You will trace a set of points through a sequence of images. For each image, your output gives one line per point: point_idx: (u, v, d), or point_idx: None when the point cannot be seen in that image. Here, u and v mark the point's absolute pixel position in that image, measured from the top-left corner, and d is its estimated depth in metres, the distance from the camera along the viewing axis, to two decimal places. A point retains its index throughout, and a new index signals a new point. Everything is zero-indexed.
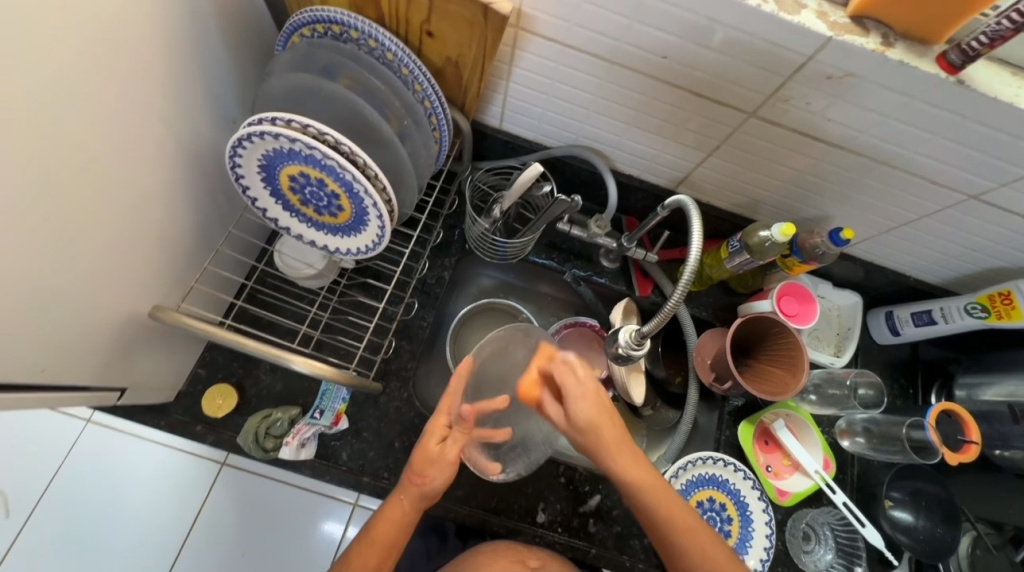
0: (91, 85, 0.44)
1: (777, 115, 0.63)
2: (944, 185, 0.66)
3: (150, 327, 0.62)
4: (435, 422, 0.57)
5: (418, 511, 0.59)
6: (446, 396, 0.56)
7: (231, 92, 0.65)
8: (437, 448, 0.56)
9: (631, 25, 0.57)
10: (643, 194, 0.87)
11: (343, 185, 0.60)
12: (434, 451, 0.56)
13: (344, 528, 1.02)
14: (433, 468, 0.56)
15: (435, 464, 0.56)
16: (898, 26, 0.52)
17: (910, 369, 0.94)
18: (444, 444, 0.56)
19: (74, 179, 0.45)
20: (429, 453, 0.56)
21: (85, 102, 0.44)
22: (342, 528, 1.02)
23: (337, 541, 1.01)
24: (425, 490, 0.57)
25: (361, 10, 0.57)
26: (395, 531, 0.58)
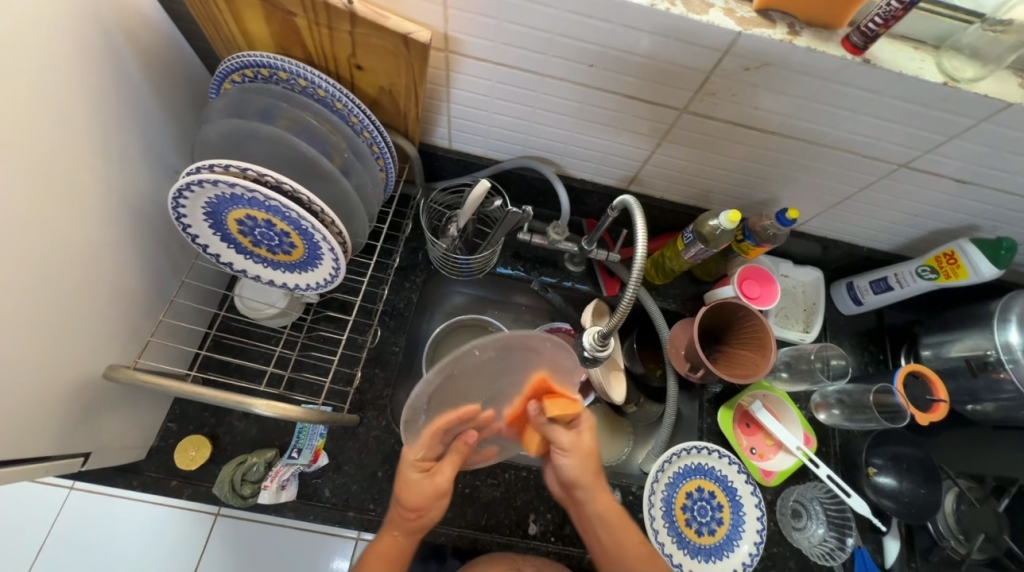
0: (13, 152, 0.44)
1: (708, 109, 0.66)
2: (875, 158, 0.69)
3: (110, 387, 0.61)
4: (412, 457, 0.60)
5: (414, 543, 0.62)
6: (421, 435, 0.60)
7: (170, 143, 0.65)
8: (415, 479, 0.59)
9: (553, 39, 0.59)
10: (597, 196, 0.88)
11: (291, 224, 0.60)
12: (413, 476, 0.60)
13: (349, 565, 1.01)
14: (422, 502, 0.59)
15: (421, 499, 0.59)
16: (802, 15, 0.54)
17: (878, 336, 0.96)
18: (423, 476, 0.60)
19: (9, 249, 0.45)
20: (414, 479, 0.59)
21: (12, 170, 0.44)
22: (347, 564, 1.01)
23: None
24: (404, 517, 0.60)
25: (288, 51, 0.59)
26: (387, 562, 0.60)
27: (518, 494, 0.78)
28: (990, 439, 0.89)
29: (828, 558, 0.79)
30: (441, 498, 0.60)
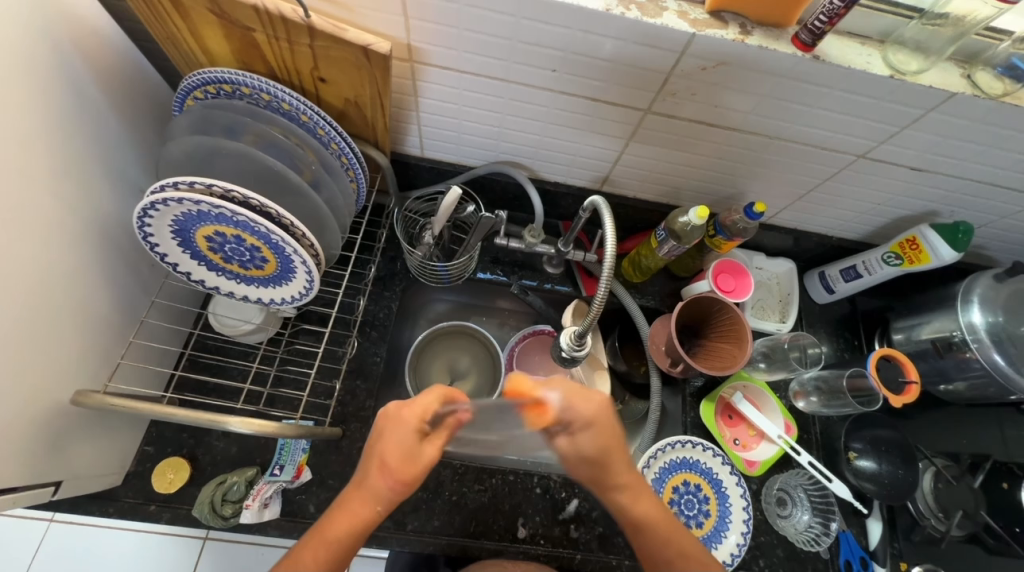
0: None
1: (671, 108, 0.67)
2: (835, 150, 0.71)
3: (79, 413, 0.60)
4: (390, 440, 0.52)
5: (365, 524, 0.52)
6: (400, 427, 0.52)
7: (134, 161, 0.64)
8: (410, 449, 0.51)
9: (515, 46, 0.60)
10: (571, 198, 0.90)
11: (261, 238, 0.60)
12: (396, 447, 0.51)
13: None
14: (417, 471, 0.52)
15: (413, 471, 0.51)
16: (752, 15, 0.56)
17: (852, 323, 0.98)
18: (419, 448, 0.52)
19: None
20: (401, 444, 0.51)
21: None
22: None
23: None
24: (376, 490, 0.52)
25: (250, 66, 0.59)
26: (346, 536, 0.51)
27: (506, 499, 0.78)
28: (963, 418, 0.92)
29: (813, 543, 0.80)
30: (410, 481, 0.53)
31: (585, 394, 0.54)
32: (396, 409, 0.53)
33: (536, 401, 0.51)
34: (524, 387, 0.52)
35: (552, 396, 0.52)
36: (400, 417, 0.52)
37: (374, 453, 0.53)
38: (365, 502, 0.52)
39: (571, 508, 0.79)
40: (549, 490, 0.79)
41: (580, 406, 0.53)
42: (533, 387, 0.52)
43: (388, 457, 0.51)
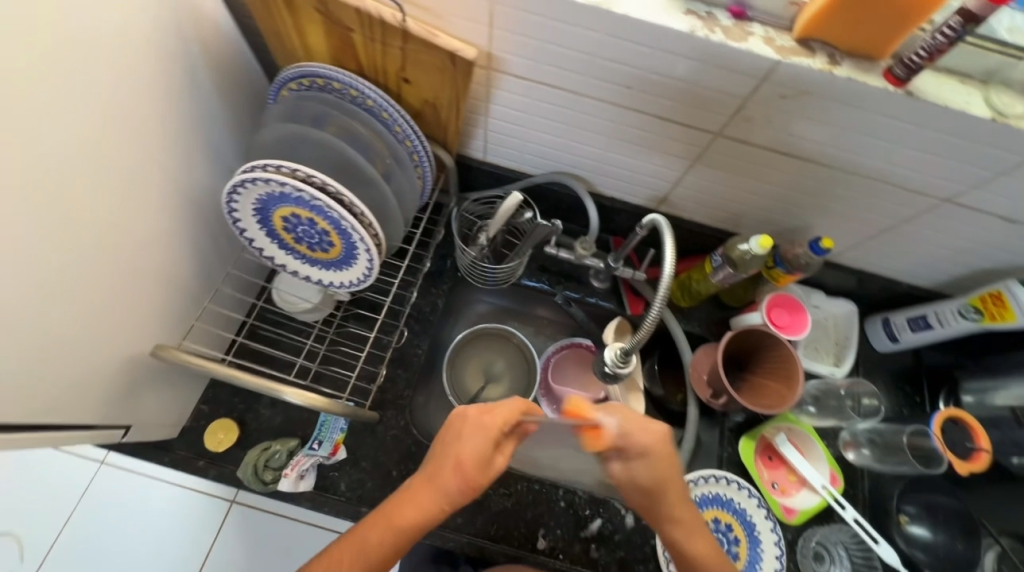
0: (93, 140, 0.48)
1: (743, 134, 0.66)
2: (916, 190, 0.67)
3: (153, 365, 0.65)
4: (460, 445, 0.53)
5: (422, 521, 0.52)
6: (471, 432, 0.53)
7: (228, 141, 0.70)
8: (484, 455, 0.52)
9: (593, 61, 0.61)
10: (625, 215, 0.89)
11: (333, 223, 0.63)
12: (467, 448, 0.52)
13: None
14: (483, 477, 0.52)
15: (482, 478, 0.52)
16: (843, 46, 0.55)
17: (915, 377, 0.92)
18: (492, 455, 0.53)
19: (75, 228, 0.49)
20: (477, 444, 0.52)
21: (88, 156, 0.48)
22: None
23: None
24: (443, 492, 0.52)
25: (343, 63, 0.63)
26: (405, 533, 0.51)
27: (529, 507, 0.78)
28: None
29: None
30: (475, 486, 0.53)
31: (646, 423, 0.58)
32: (474, 411, 0.54)
33: (593, 424, 0.57)
34: (583, 410, 0.58)
35: (606, 420, 0.56)
36: (476, 424, 0.53)
37: (445, 454, 0.53)
38: (433, 500, 0.52)
39: (594, 526, 0.78)
40: (573, 505, 0.78)
41: (637, 434, 0.57)
42: (591, 409, 0.58)
43: (463, 458, 0.51)
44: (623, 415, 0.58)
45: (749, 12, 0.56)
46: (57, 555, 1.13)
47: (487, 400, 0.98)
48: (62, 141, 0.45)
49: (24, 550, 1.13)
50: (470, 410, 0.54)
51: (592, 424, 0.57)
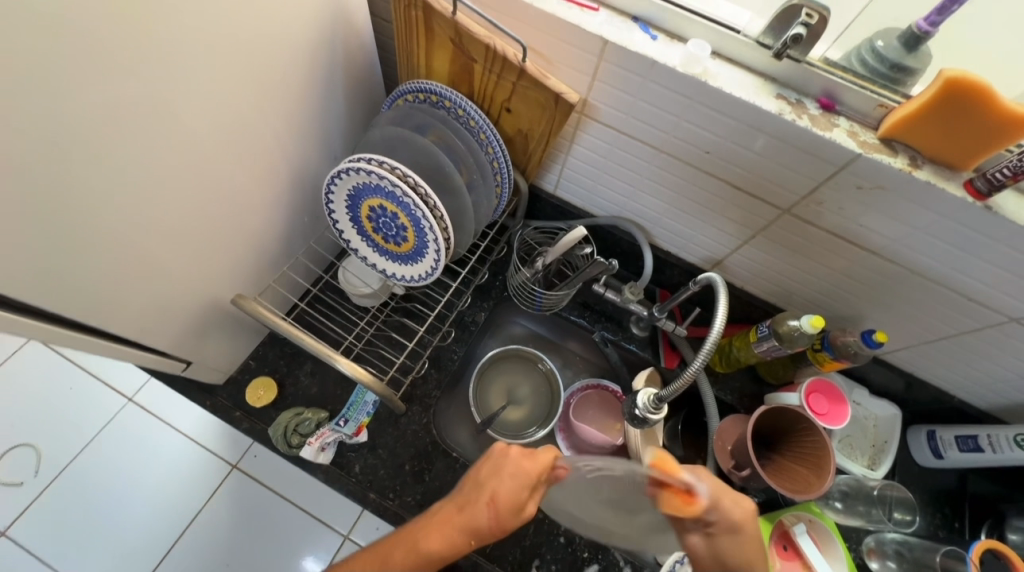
0: (238, 106, 0.56)
1: (811, 215, 0.68)
2: (981, 303, 0.67)
3: (225, 312, 0.72)
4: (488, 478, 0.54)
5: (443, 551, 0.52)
6: (502, 467, 0.54)
7: (340, 133, 0.79)
8: (519, 497, 0.52)
9: (680, 123, 0.66)
10: (677, 270, 0.92)
11: (413, 220, 0.69)
12: (501, 484, 0.53)
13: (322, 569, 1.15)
14: (512, 518, 0.52)
15: (509, 519, 0.52)
16: (926, 152, 0.57)
17: (956, 501, 0.86)
18: (527, 498, 0.53)
19: (202, 174, 0.56)
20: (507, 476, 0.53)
21: (230, 117, 0.56)
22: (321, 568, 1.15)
23: None
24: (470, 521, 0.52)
25: (456, 85, 0.71)
26: (432, 554, 0.52)
27: (528, 535, 0.77)
28: None
29: None
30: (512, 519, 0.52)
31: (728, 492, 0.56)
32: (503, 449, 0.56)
33: (682, 486, 0.53)
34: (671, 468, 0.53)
35: (701, 487, 0.53)
36: (508, 454, 0.55)
37: (480, 488, 0.54)
38: (463, 523, 0.53)
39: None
40: (571, 544, 0.77)
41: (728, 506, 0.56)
42: (679, 470, 0.54)
43: (499, 495, 0.52)
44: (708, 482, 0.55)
45: (838, 105, 0.60)
46: (70, 474, 1.20)
47: (505, 421, 0.98)
48: (216, 102, 0.53)
49: (40, 465, 1.20)
50: (504, 447, 0.56)
51: (680, 488, 0.53)
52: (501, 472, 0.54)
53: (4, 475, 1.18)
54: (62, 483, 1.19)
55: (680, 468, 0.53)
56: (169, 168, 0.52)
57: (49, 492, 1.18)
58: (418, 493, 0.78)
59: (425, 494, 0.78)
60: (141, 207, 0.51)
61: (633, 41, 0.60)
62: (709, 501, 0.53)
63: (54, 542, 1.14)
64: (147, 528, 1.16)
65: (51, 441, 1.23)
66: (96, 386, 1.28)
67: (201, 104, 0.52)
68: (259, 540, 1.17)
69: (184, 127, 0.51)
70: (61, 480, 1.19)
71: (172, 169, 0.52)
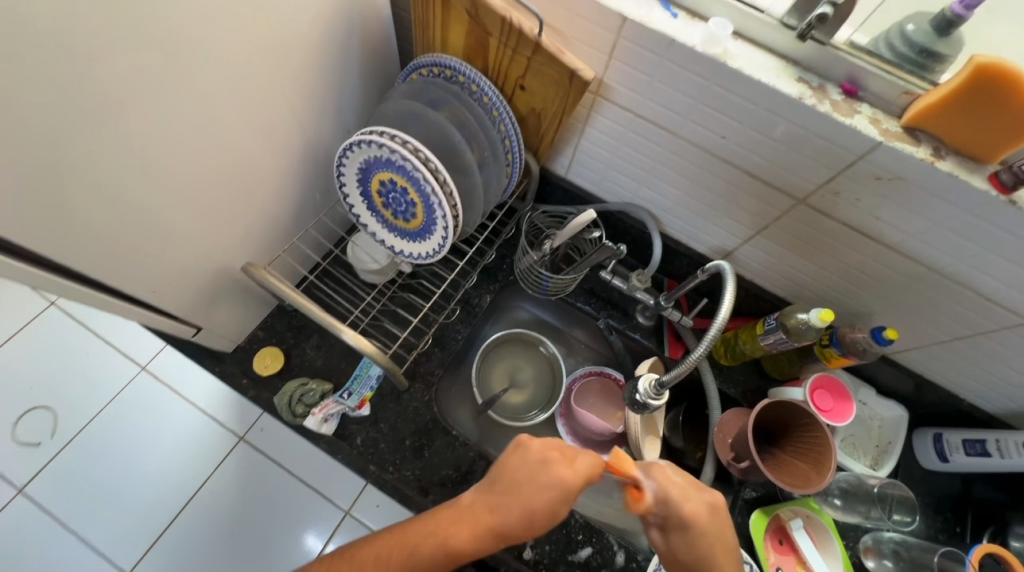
0: (254, 72, 0.57)
1: (826, 207, 0.67)
2: (999, 303, 0.65)
3: (235, 280, 0.72)
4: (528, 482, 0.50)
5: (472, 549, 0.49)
6: (545, 471, 0.50)
7: (354, 107, 0.79)
8: (555, 501, 0.49)
9: (697, 106, 0.65)
10: (687, 260, 0.91)
11: (422, 196, 0.69)
12: (534, 478, 0.50)
13: (322, 543, 1.18)
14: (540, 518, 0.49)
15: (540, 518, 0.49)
16: (951, 143, 0.55)
17: (959, 506, 0.85)
18: (561, 503, 0.50)
19: (216, 140, 0.57)
20: (547, 472, 0.50)
21: (246, 83, 0.56)
22: (321, 542, 1.18)
23: (314, 552, 1.17)
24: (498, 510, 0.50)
25: (471, 61, 0.70)
26: (461, 552, 0.49)
27: None
28: None
29: None
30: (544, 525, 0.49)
31: (696, 490, 0.53)
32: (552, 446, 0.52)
33: (635, 483, 0.53)
34: (625, 466, 0.53)
35: (648, 484, 0.52)
36: (552, 459, 0.51)
37: (514, 481, 0.51)
38: (493, 522, 0.49)
39: (583, 554, 0.77)
40: (566, 526, 0.78)
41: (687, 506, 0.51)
42: (631, 467, 0.53)
43: (531, 491, 0.50)
44: (674, 478, 0.52)
45: (861, 91, 0.58)
46: (83, 437, 1.23)
47: (507, 403, 0.99)
48: (233, 66, 0.53)
49: (55, 427, 1.24)
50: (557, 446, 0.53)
51: (632, 484, 0.52)
52: (542, 472, 0.50)
53: (22, 434, 1.22)
54: (76, 445, 1.22)
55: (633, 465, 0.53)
56: (185, 132, 0.52)
57: (63, 453, 1.22)
58: (417, 468, 0.79)
59: (424, 469, 0.79)
60: (155, 168, 0.51)
61: (653, 20, 0.59)
62: (658, 498, 0.52)
63: (67, 501, 1.18)
64: (156, 492, 1.20)
65: (65, 404, 1.26)
66: (111, 353, 1.31)
67: (218, 67, 0.52)
68: (263, 508, 1.20)
69: (200, 91, 0.51)
70: (75, 442, 1.23)
71: (188, 133, 0.53)
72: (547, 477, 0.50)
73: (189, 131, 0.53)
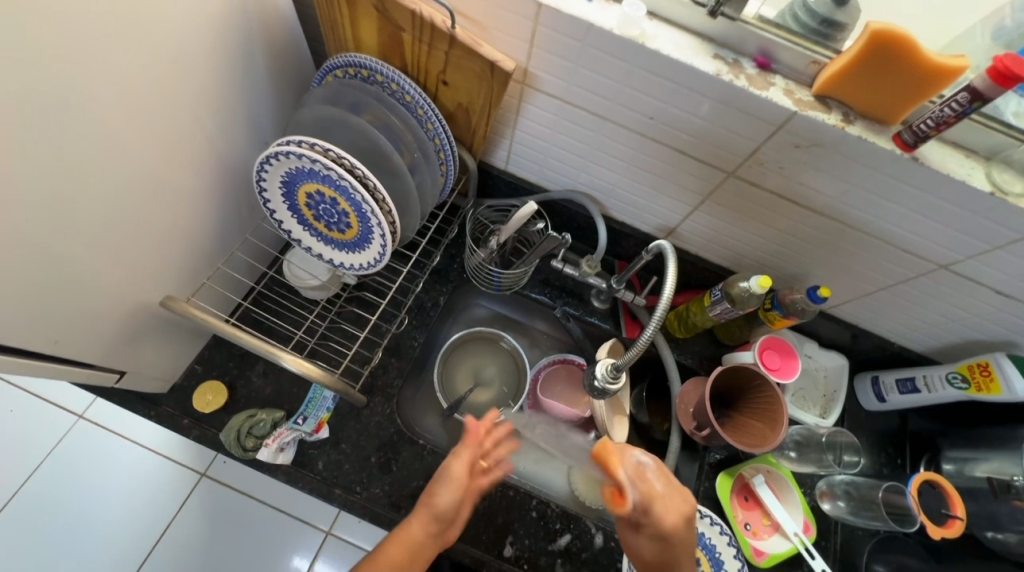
0: (146, 93, 0.51)
1: (755, 177, 0.69)
2: (913, 253, 0.70)
3: (157, 316, 0.67)
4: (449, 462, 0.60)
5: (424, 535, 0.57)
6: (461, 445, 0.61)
7: (268, 117, 0.73)
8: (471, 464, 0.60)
9: (622, 89, 0.64)
10: (633, 240, 0.92)
11: (354, 205, 0.66)
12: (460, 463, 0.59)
13: (310, 563, 1.14)
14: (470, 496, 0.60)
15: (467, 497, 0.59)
16: (857, 107, 0.58)
17: (897, 439, 0.92)
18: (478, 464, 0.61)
19: (113, 171, 0.51)
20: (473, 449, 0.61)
21: (138, 105, 0.51)
22: (307, 563, 1.14)
23: None
24: (439, 506, 0.58)
25: (388, 59, 0.67)
26: (414, 541, 0.57)
27: (501, 513, 0.78)
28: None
29: None
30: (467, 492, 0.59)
31: (677, 492, 0.57)
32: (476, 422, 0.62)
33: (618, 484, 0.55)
34: (614, 465, 0.55)
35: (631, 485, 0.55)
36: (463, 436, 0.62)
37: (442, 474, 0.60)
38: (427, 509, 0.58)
39: (562, 541, 0.78)
40: (544, 517, 0.79)
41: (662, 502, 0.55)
42: (618, 469, 0.55)
43: (455, 472, 0.59)
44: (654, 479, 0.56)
45: (774, 64, 0.60)
46: (19, 502, 1.12)
47: (473, 403, 0.98)
48: (117, 87, 0.48)
49: None
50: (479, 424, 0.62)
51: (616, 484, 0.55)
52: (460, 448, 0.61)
53: None
54: (12, 513, 1.11)
55: (619, 466, 0.55)
56: (70, 167, 0.46)
57: None
58: (385, 484, 0.76)
59: (393, 484, 0.76)
60: (37, 212, 0.45)
61: (569, 5, 0.58)
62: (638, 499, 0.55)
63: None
64: (113, 547, 1.11)
65: None
66: (39, 406, 1.19)
67: (100, 91, 0.46)
68: (236, 543, 1.14)
69: (80, 119, 0.45)
70: (11, 507, 1.12)
71: (76, 168, 0.47)
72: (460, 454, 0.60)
73: (82, 167, 0.47)
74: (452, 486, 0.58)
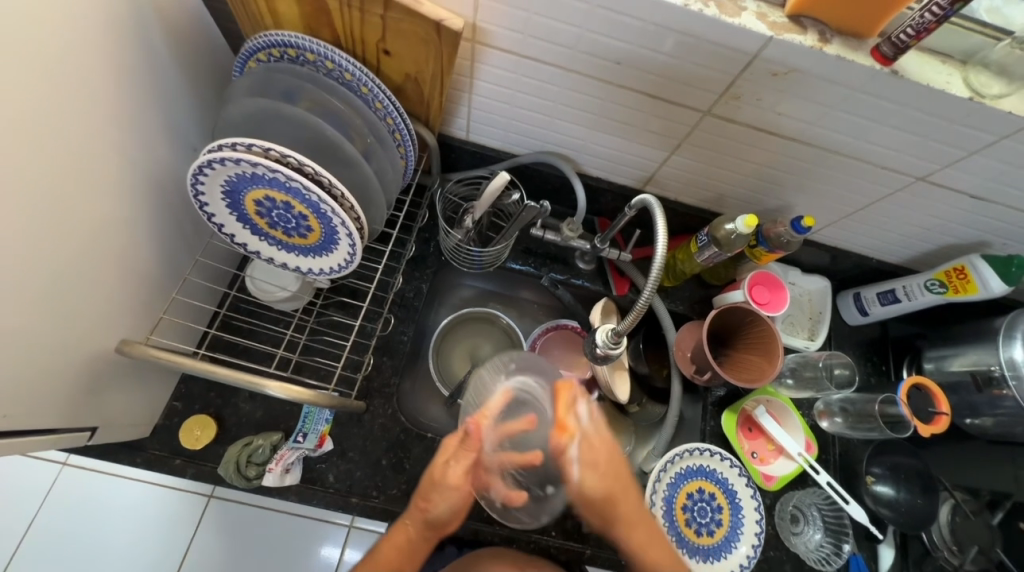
0: (36, 115, 0.43)
1: (731, 112, 0.66)
2: (892, 169, 0.69)
3: (118, 362, 0.60)
4: (434, 467, 0.59)
5: (419, 538, 0.62)
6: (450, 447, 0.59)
7: (189, 119, 0.64)
8: (451, 478, 0.59)
9: (584, 34, 0.58)
10: (611, 195, 0.88)
11: (311, 206, 0.60)
12: (454, 484, 0.58)
13: (339, 552, 1.15)
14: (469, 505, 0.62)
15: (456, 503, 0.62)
16: (833, 23, 0.54)
17: (881, 348, 0.96)
18: (456, 477, 0.59)
19: (21, 215, 0.43)
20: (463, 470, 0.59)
21: (28, 132, 0.42)
22: (337, 552, 1.14)
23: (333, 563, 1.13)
24: (437, 521, 0.60)
25: (317, 33, 0.59)
26: (404, 547, 0.61)
27: None
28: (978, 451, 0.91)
29: (824, 562, 0.80)
30: (454, 500, 0.59)
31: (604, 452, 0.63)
32: (474, 424, 0.59)
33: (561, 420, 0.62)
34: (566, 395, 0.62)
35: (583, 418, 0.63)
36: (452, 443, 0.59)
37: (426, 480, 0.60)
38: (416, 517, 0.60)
39: None
40: None
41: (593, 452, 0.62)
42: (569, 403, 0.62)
43: (430, 484, 0.59)
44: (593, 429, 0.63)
45: None
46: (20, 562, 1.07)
47: None
48: None
49: None
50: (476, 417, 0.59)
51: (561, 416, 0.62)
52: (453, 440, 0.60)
53: None
54: None
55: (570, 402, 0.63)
56: None
57: None
58: (401, 483, 0.75)
59: (409, 481, 0.75)
60: None
61: None
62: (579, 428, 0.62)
63: None
64: None
65: None
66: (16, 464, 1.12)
67: None
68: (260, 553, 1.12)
69: None
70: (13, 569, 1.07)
71: None
72: (449, 463, 0.59)
73: None
74: (448, 499, 0.59)
